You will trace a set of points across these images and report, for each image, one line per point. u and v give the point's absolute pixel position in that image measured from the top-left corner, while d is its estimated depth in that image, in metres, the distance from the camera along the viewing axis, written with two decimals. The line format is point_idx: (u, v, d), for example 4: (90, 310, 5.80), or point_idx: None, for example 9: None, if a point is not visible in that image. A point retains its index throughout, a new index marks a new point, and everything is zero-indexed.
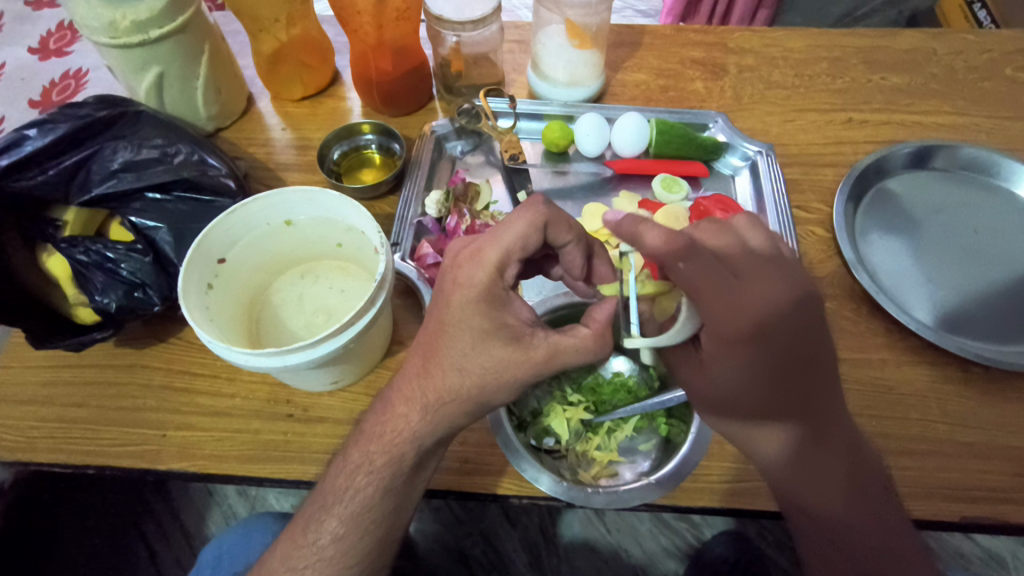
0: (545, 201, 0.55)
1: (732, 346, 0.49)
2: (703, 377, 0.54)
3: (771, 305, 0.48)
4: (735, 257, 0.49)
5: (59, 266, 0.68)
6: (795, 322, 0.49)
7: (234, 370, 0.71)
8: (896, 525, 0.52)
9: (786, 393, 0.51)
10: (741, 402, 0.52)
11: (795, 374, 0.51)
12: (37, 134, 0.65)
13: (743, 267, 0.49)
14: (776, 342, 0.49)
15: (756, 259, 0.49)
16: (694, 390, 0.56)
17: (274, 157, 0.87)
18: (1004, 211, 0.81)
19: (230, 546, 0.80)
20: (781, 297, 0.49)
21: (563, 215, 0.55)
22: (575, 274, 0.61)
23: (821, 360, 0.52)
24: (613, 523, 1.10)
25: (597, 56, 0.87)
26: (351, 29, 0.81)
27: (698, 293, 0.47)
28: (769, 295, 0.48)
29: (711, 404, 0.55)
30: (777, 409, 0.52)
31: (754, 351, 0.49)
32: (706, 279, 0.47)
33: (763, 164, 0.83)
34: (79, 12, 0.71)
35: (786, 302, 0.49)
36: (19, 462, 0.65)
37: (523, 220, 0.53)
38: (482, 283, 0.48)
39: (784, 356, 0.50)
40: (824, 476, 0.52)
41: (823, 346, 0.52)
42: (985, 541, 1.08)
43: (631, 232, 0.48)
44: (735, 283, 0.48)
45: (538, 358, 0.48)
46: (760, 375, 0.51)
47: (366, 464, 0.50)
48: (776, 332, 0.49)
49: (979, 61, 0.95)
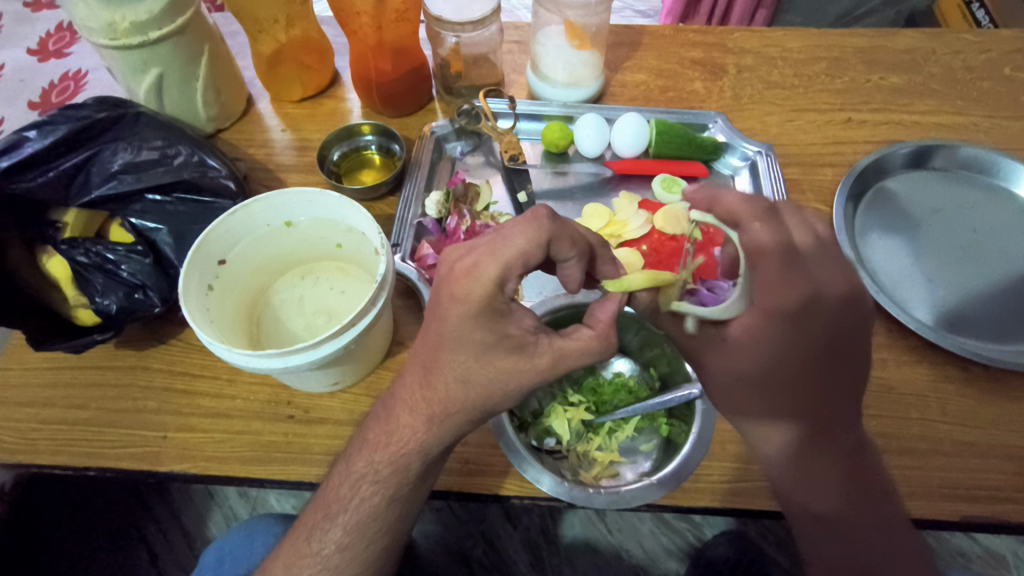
0: (548, 216, 0.51)
1: (772, 321, 0.50)
2: (724, 356, 0.54)
3: (824, 287, 0.51)
4: (802, 244, 0.52)
5: (59, 267, 0.68)
6: (844, 311, 0.51)
7: (234, 371, 0.71)
8: (897, 528, 0.52)
9: (805, 385, 0.51)
10: (761, 387, 0.52)
11: (822, 368, 0.51)
12: (37, 137, 0.65)
13: (808, 252, 0.52)
14: (819, 325, 0.50)
15: (821, 253, 0.52)
16: (712, 376, 0.56)
17: (274, 158, 0.87)
18: (1003, 211, 0.81)
19: (231, 548, 0.80)
20: (833, 284, 0.51)
21: (567, 231, 0.52)
22: (571, 286, 0.59)
23: (851, 365, 0.52)
24: (614, 523, 1.10)
25: (597, 56, 0.87)
26: (351, 29, 0.81)
27: (757, 262, 0.50)
28: (824, 280, 0.51)
29: (727, 385, 0.55)
30: (792, 398, 0.51)
31: (792, 329, 0.50)
32: (771, 248, 0.50)
33: (763, 163, 0.83)
34: (79, 13, 0.71)
35: (839, 291, 0.51)
36: (18, 464, 0.65)
37: (524, 236, 0.50)
38: (480, 299, 0.47)
39: (817, 345, 0.50)
40: (830, 477, 0.52)
41: (857, 348, 0.52)
42: (985, 540, 1.08)
43: (709, 199, 0.55)
44: (798, 263, 0.50)
45: (542, 365, 0.48)
46: (789, 360, 0.50)
47: (371, 474, 0.50)
48: (826, 317, 0.50)
49: (978, 61, 0.96)
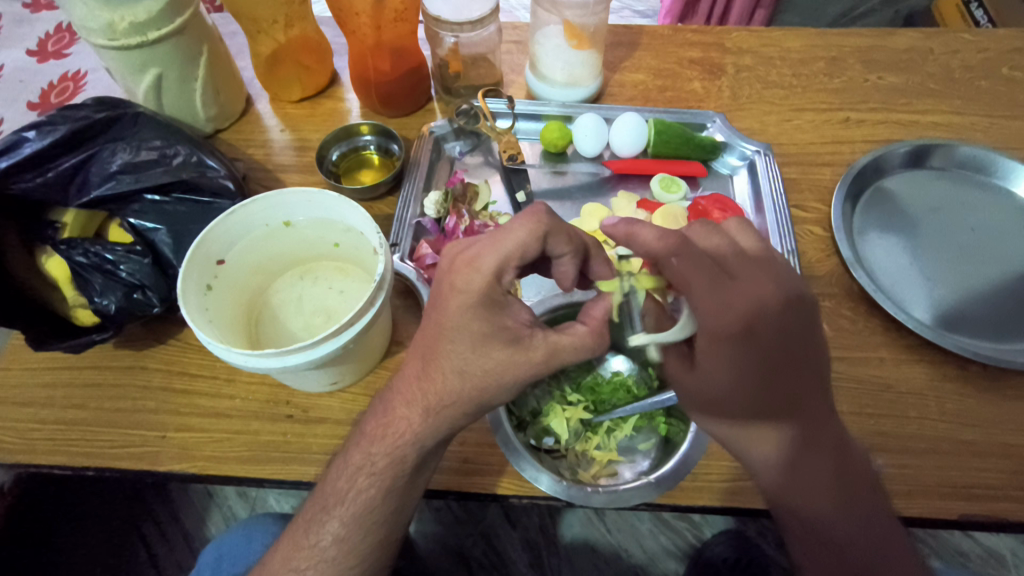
0: (548, 210, 0.52)
1: (719, 341, 0.50)
2: (694, 376, 0.55)
3: (759, 300, 0.49)
4: (726, 253, 0.50)
5: (58, 268, 0.68)
6: (784, 318, 0.50)
7: (234, 371, 0.71)
8: (888, 523, 0.52)
9: (772, 393, 0.52)
10: (728, 403, 0.53)
11: (784, 372, 0.52)
12: (36, 137, 0.65)
13: (737, 267, 0.49)
14: (763, 335, 0.49)
15: (744, 259, 0.50)
16: (685, 392, 0.57)
17: (273, 159, 0.87)
18: (1000, 210, 0.81)
19: (230, 548, 0.80)
20: (768, 295, 0.49)
21: (565, 226, 0.53)
22: (565, 283, 0.59)
23: (809, 365, 0.53)
24: (613, 523, 1.10)
25: (595, 56, 0.88)
26: (350, 30, 0.81)
27: (690, 290, 0.48)
28: (757, 293, 0.49)
29: (702, 404, 0.56)
30: (762, 408, 0.52)
31: (743, 350, 0.50)
32: (698, 275, 0.48)
33: (761, 163, 0.83)
34: (78, 13, 0.71)
35: (776, 299, 0.49)
36: (18, 464, 0.65)
37: (525, 229, 0.50)
38: (479, 290, 0.47)
39: (773, 354, 0.51)
40: (814, 476, 0.52)
41: (809, 348, 0.52)
42: (984, 539, 1.08)
43: (626, 232, 0.48)
44: (725, 281, 0.48)
45: (537, 358, 0.48)
46: (750, 373, 0.51)
47: (367, 466, 0.50)
48: (762, 329, 0.49)
49: (976, 60, 0.96)
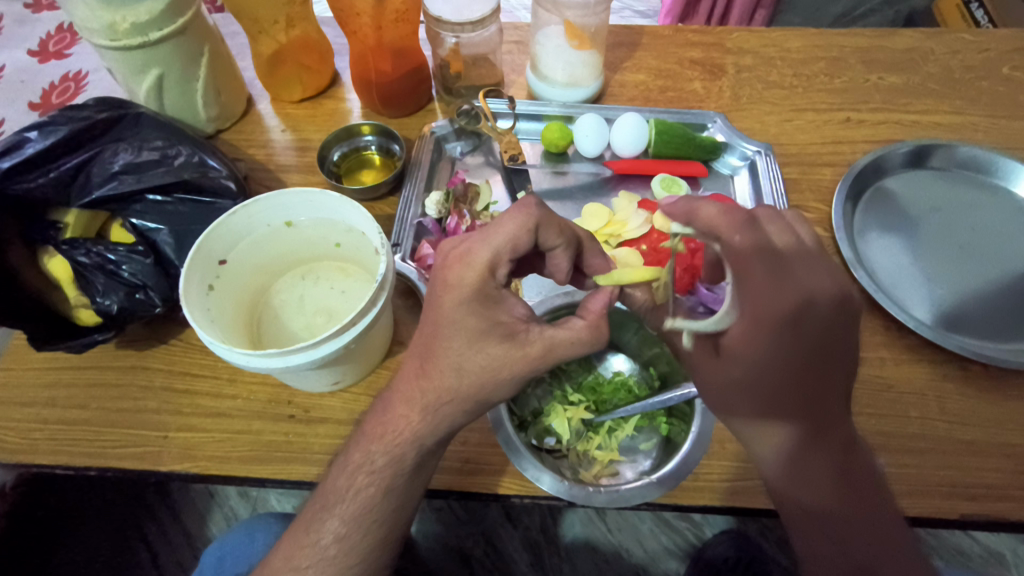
0: (537, 203, 0.53)
1: (762, 328, 0.48)
2: (718, 363, 0.53)
3: (814, 293, 0.47)
4: (783, 246, 0.48)
5: (59, 267, 0.68)
6: (832, 315, 0.48)
7: (235, 371, 0.71)
8: (888, 522, 0.52)
9: (798, 387, 0.50)
10: (752, 392, 0.52)
11: (817, 368, 0.50)
12: (38, 138, 0.65)
13: (793, 259, 0.48)
14: (808, 330, 0.48)
15: (805, 253, 0.48)
16: (709, 380, 0.55)
17: (274, 159, 0.87)
18: (1001, 210, 0.81)
19: (231, 547, 0.80)
20: (824, 289, 0.48)
21: (555, 219, 0.54)
22: (560, 277, 0.60)
23: (840, 364, 0.51)
24: (614, 523, 1.10)
25: (596, 56, 0.88)
26: (351, 30, 0.81)
27: (746, 274, 0.47)
28: (813, 286, 0.47)
29: (722, 391, 0.54)
30: (786, 399, 0.51)
31: (785, 341, 0.48)
32: (756, 260, 0.46)
33: (762, 163, 0.83)
34: (79, 14, 0.71)
35: (830, 296, 0.48)
36: (20, 464, 0.66)
37: (515, 222, 0.51)
38: (472, 284, 0.48)
39: (810, 350, 0.49)
40: (821, 474, 0.52)
41: (846, 348, 0.51)
42: (984, 538, 1.08)
43: (685, 212, 0.48)
44: (783, 270, 0.47)
45: (533, 354, 0.48)
46: (782, 368, 0.49)
47: (367, 465, 0.51)
48: (810, 322, 0.48)
49: (977, 60, 0.96)
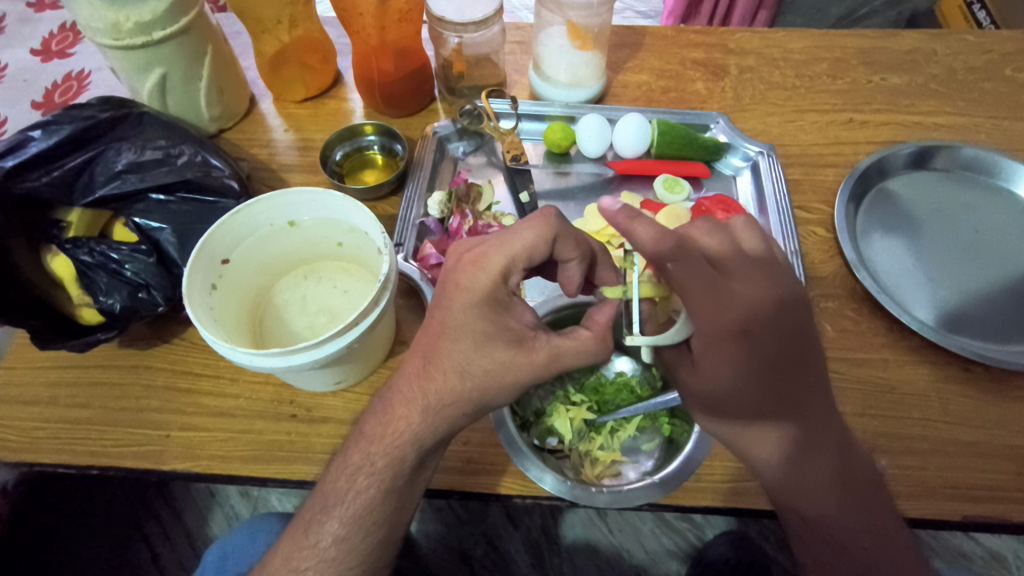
0: (556, 214, 0.53)
1: (720, 341, 0.49)
2: (696, 376, 0.53)
3: (757, 302, 0.48)
4: (722, 257, 0.49)
5: (62, 267, 0.68)
6: (780, 319, 0.49)
7: (237, 371, 0.71)
8: (889, 524, 0.52)
9: (776, 390, 0.51)
10: (734, 400, 0.52)
11: (787, 369, 0.51)
12: (42, 136, 0.65)
13: (731, 262, 0.49)
14: (767, 335, 0.49)
15: (744, 258, 0.49)
16: (691, 392, 0.56)
17: (276, 159, 0.87)
18: (1003, 211, 0.81)
19: (233, 547, 0.80)
20: (762, 294, 0.49)
21: (572, 231, 0.54)
22: (570, 290, 0.59)
23: (811, 361, 0.52)
24: (614, 523, 1.10)
25: (598, 56, 0.87)
26: (353, 31, 0.81)
27: (686, 292, 0.48)
28: (752, 294, 0.48)
29: (705, 403, 0.54)
30: (766, 410, 0.52)
31: (747, 352, 0.49)
32: (693, 276, 0.47)
33: (764, 164, 0.83)
34: (83, 13, 0.71)
35: (770, 301, 0.49)
36: (22, 463, 0.66)
37: (533, 231, 0.52)
38: (484, 288, 0.48)
39: (776, 354, 0.50)
40: (816, 479, 0.52)
41: (812, 345, 0.52)
42: (985, 540, 1.08)
43: (624, 226, 0.47)
44: (722, 280, 0.48)
45: (539, 362, 0.48)
46: (750, 372, 0.50)
47: (367, 465, 0.50)
48: (760, 328, 0.49)
49: (979, 62, 0.96)
